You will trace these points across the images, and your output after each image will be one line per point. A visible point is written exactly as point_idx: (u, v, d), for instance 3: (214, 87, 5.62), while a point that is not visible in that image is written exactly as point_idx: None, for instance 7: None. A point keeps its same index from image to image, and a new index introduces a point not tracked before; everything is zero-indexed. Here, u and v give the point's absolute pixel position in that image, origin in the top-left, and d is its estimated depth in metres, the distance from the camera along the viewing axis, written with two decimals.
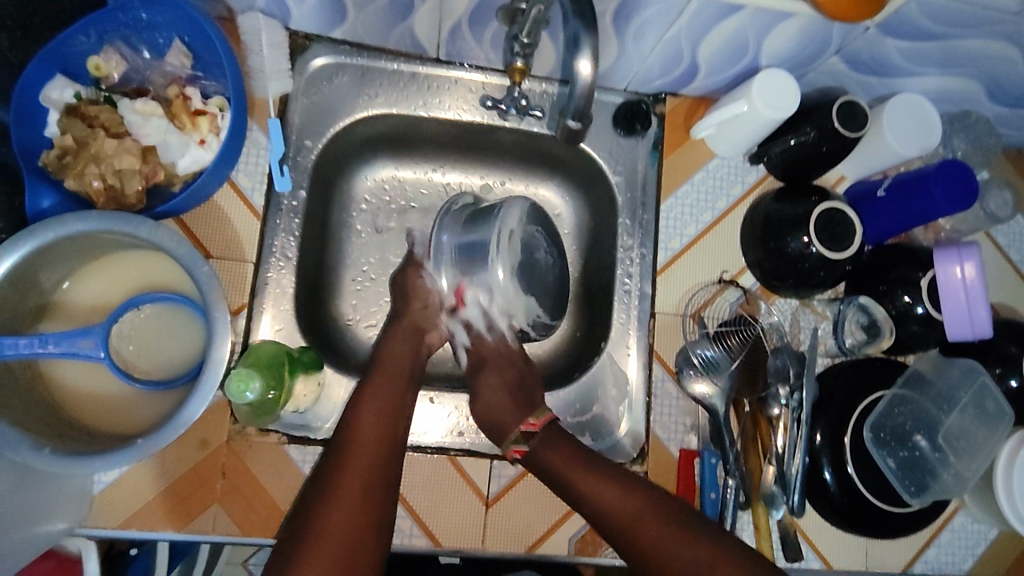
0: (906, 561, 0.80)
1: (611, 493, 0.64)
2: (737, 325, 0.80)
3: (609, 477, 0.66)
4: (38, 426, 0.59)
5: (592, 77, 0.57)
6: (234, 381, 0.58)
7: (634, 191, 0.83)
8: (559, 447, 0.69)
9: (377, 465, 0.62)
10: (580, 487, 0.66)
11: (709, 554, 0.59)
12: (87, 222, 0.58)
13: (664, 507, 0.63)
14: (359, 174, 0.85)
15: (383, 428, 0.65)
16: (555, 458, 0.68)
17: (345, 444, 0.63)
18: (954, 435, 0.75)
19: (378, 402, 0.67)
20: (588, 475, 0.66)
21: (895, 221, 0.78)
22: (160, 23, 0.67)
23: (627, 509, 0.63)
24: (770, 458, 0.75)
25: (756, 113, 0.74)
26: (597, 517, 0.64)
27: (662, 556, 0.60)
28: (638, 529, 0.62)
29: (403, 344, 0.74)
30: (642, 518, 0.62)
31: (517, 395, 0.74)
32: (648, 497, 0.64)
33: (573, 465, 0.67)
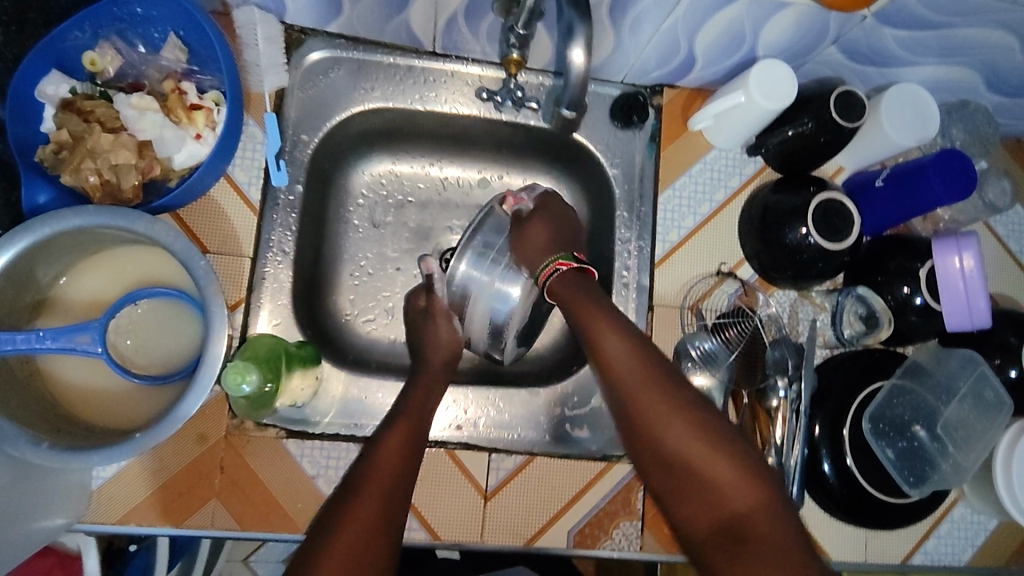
0: (905, 552, 0.80)
1: (617, 347, 0.61)
2: (735, 318, 0.79)
3: (622, 329, 0.62)
4: (37, 421, 0.60)
5: (584, 65, 0.57)
6: (233, 374, 0.58)
7: (632, 183, 0.83)
8: (581, 296, 0.66)
9: (398, 473, 0.60)
10: (593, 331, 0.62)
11: (696, 425, 0.56)
12: (83, 217, 0.58)
13: (663, 369, 0.59)
14: (357, 168, 0.85)
15: (405, 461, 0.61)
16: (574, 300, 0.66)
17: (363, 474, 0.60)
18: (952, 425, 0.75)
19: (402, 435, 0.64)
20: (603, 323, 0.62)
21: (893, 211, 0.78)
22: (155, 17, 0.67)
23: (627, 360, 0.60)
24: (769, 449, 0.73)
25: (754, 104, 0.74)
26: (596, 359, 0.62)
27: (643, 411, 0.58)
28: (629, 382, 0.59)
29: (435, 377, 0.73)
30: (640, 370, 0.59)
31: (559, 242, 0.74)
32: (655, 364, 0.60)
33: (589, 309, 0.64)
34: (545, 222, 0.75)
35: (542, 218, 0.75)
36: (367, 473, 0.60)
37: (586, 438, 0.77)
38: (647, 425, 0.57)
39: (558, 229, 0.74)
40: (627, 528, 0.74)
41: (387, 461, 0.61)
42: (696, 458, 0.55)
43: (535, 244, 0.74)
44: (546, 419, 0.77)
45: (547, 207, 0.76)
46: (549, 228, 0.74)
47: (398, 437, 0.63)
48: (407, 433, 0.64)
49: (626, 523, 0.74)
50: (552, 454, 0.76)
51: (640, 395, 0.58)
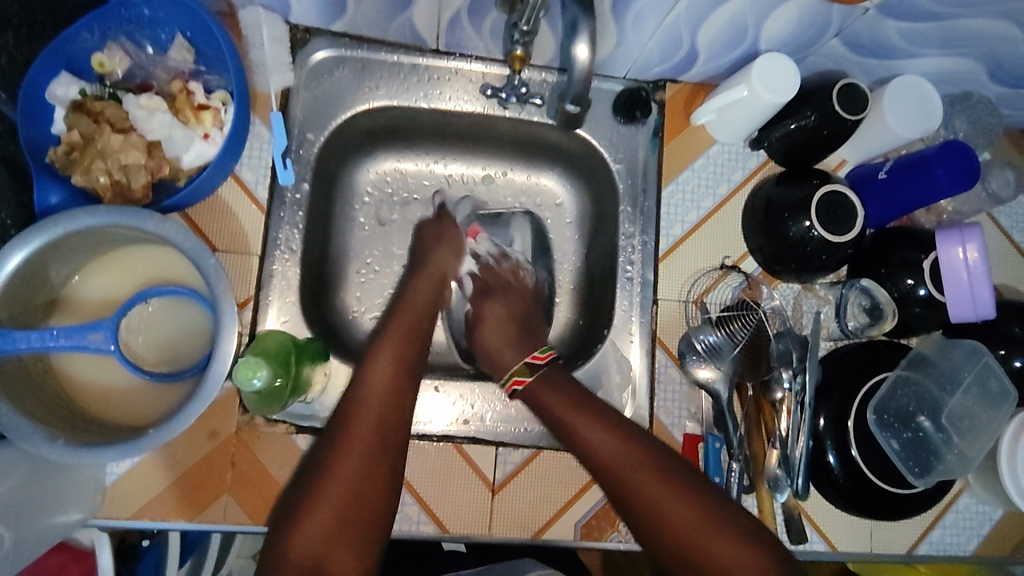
0: (911, 543, 0.81)
1: (599, 438, 0.65)
2: (740, 311, 0.80)
3: (603, 423, 0.66)
4: (52, 418, 0.61)
5: (588, 61, 0.57)
6: (243, 370, 0.59)
7: (636, 177, 0.84)
8: (559, 392, 0.69)
9: (383, 426, 0.62)
10: (579, 429, 0.66)
11: (687, 503, 0.60)
12: (94, 217, 0.59)
13: (657, 459, 0.63)
14: (362, 166, 0.86)
15: (389, 394, 0.64)
16: (549, 396, 0.69)
17: (348, 410, 0.63)
18: (957, 415, 0.75)
19: (386, 368, 0.66)
20: (582, 419, 0.66)
21: (897, 203, 0.78)
22: (162, 18, 0.67)
23: (620, 457, 0.63)
24: (775, 441, 0.76)
25: (757, 97, 0.75)
26: (589, 461, 0.65)
27: (650, 506, 0.60)
28: (626, 474, 0.62)
29: (423, 293, 0.76)
30: (634, 466, 0.62)
31: (515, 331, 0.77)
32: (640, 447, 0.64)
33: (568, 407, 0.67)
34: (494, 313, 0.79)
35: (500, 299, 0.80)
36: (343, 435, 0.62)
37: None
38: (654, 518, 0.60)
39: (511, 312, 0.79)
40: None
41: (373, 395, 0.64)
42: (701, 539, 0.58)
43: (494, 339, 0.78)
44: None
45: (494, 280, 0.82)
46: (506, 307, 0.80)
47: (380, 381, 0.65)
48: (391, 379, 0.66)
49: None
50: (559, 448, 0.76)
51: (638, 488, 0.61)
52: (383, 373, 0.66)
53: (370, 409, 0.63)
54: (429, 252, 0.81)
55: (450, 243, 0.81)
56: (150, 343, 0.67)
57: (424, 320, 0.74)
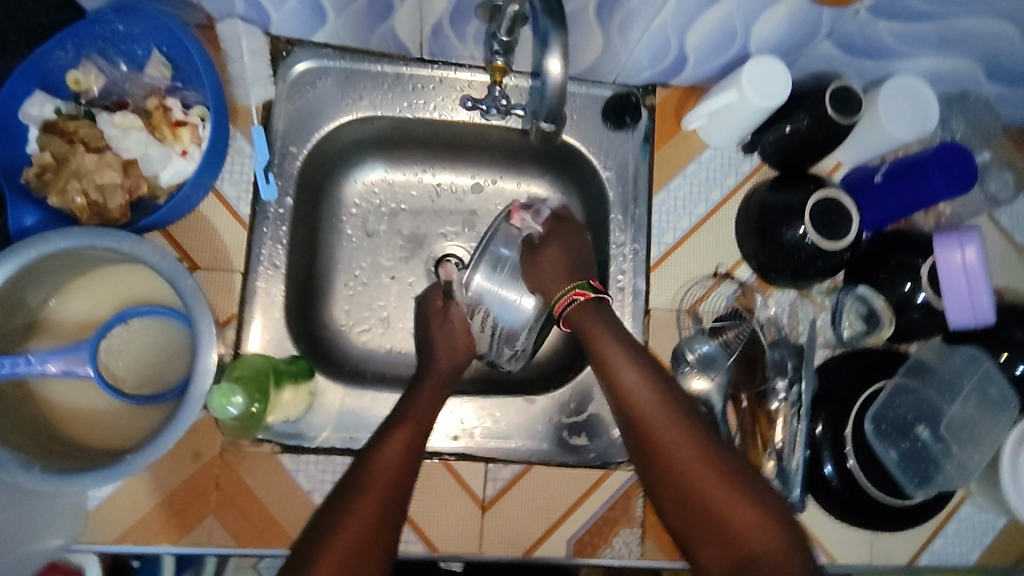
0: (911, 554, 0.79)
1: (636, 382, 0.65)
2: (734, 320, 0.79)
3: (642, 364, 0.66)
4: (29, 444, 0.59)
5: (561, 75, 0.56)
6: (218, 397, 0.58)
7: (626, 185, 0.82)
8: (603, 335, 0.68)
9: (387, 504, 0.59)
10: (612, 365, 0.66)
11: (705, 455, 0.61)
12: (68, 239, 0.58)
13: (685, 413, 0.63)
14: (348, 177, 0.84)
15: (400, 469, 0.61)
16: (591, 331, 0.69)
17: (360, 481, 0.60)
18: (956, 425, 0.74)
19: (402, 440, 0.63)
20: (621, 357, 0.66)
21: (894, 207, 0.76)
22: (137, 34, 0.66)
23: (650, 406, 0.63)
24: (770, 452, 0.73)
25: (747, 102, 0.73)
26: (622, 405, 0.65)
27: (672, 455, 0.61)
28: (653, 422, 0.63)
29: (438, 381, 0.72)
30: (664, 415, 0.63)
31: (575, 261, 0.74)
32: (671, 395, 0.64)
33: (610, 344, 0.67)
34: (559, 243, 0.75)
35: (556, 239, 0.75)
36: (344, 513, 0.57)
37: (586, 445, 0.77)
38: (674, 466, 0.61)
39: (572, 249, 0.75)
40: (628, 536, 0.73)
41: (386, 467, 0.61)
42: (712, 495, 0.59)
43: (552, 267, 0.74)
44: (545, 427, 0.77)
45: (566, 214, 0.78)
46: (564, 249, 0.74)
47: (391, 460, 0.62)
48: (403, 457, 0.62)
49: (627, 531, 0.73)
50: (551, 463, 0.76)
51: (663, 437, 0.62)
52: (400, 443, 0.63)
53: (379, 482, 0.60)
54: (438, 321, 0.77)
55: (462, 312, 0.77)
56: (130, 365, 0.66)
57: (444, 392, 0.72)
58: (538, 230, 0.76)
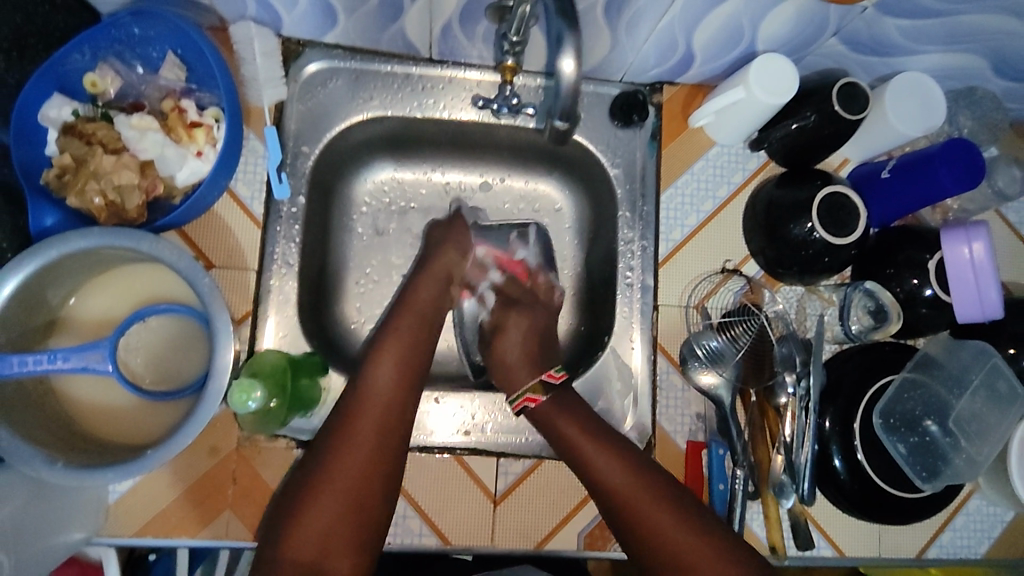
0: (920, 547, 0.79)
1: (615, 472, 0.67)
2: (742, 315, 0.79)
3: (618, 453, 0.68)
4: (51, 440, 0.61)
5: (575, 75, 0.56)
6: (238, 392, 0.59)
7: (634, 183, 0.83)
8: (572, 419, 0.70)
9: (382, 427, 0.65)
10: (587, 457, 0.68)
11: (692, 533, 0.63)
12: (88, 239, 0.60)
13: (659, 484, 0.66)
14: (358, 176, 0.85)
15: (389, 407, 0.66)
16: (560, 424, 0.70)
17: (351, 417, 0.65)
18: (965, 419, 0.74)
19: (388, 380, 0.68)
20: (595, 451, 0.68)
21: (901, 202, 0.77)
22: (152, 36, 0.68)
23: (624, 484, 0.66)
24: (778, 447, 0.75)
25: (755, 99, 0.74)
26: (594, 483, 0.67)
27: (647, 523, 0.64)
28: (628, 498, 0.65)
29: (427, 292, 0.76)
30: (639, 489, 0.65)
31: (532, 349, 0.77)
32: (651, 476, 0.66)
33: (582, 437, 0.69)
34: (512, 329, 0.79)
35: (512, 325, 0.79)
36: (343, 432, 0.64)
37: None
38: (649, 531, 0.64)
39: (528, 331, 0.79)
40: None
41: (374, 403, 0.66)
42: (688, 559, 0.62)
43: (510, 352, 0.78)
44: None
45: (518, 291, 0.82)
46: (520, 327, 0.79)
47: (386, 374, 0.68)
48: (395, 375, 0.68)
49: None
50: (561, 457, 0.76)
51: (639, 509, 0.65)
52: (387, 381, 0.67)
53: (370, 419, 0.65)
54: (433, 252, 0.80)
55: (456, 243, 0.80)
56: (148, 362, 0.67)
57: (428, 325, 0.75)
58: (489, 317, 0.81)
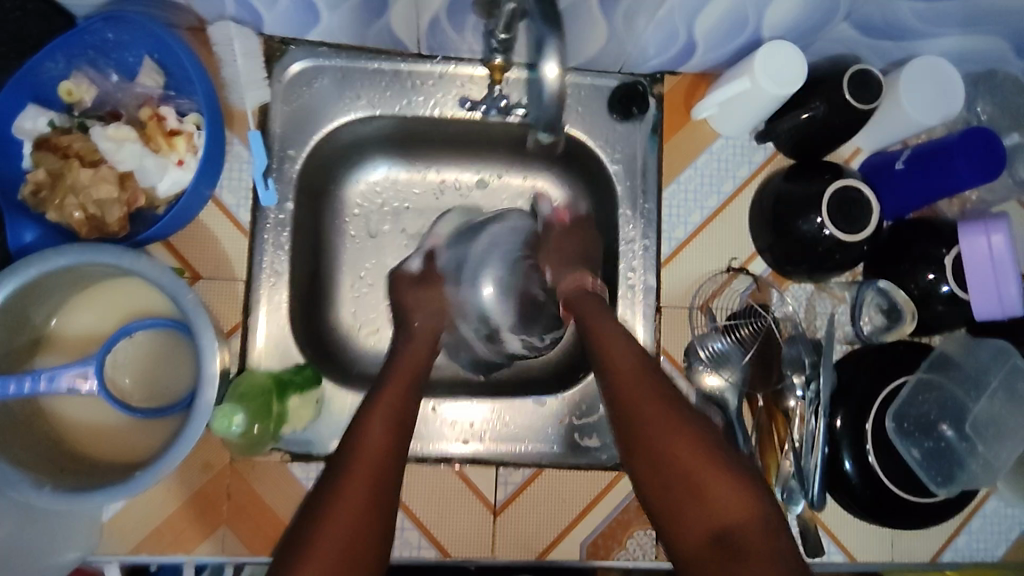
0: (933, 551, 0.77)
1: (620, 344, 0.63)
2: (748, 316, 0.76)
3: (626, 335, 0.64)
4: (40, 463, 0.60)
5: (559, 80, 0.52)
6: (220, 417, 0.60)
7: (635, 178, 0.79)
8: (600, 314, 0.66)
9: (388, 455, 0.59)
10: (599, 334, 0.64)
11: (687, 428, 0.58)
12: (65, 256, 0.58)
13: (654, 373, 0.61)
14: (350, 177, 0.82)
15: (358, 526, 0.54)
16: (582, 306, 0.68)
17: (354, 443, 0.59)
18: (981, 422, 0.71)
19: (363, 494, 0.55)
20: (607, 327, 0.64)
21: (915, 195, 0.73)
22: (127, 41, 0.65)
23: (626, 368, 0.61)
24: (787, 453, 0.73)
25: (760, 89, 0.70)
26: (600, 362, 0.63)
27: (636, 403, 0.59)
28: (628, 387, 0.60)
29: (421, 345, 0.70)
30: (635, 374, 0.61)
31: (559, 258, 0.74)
32: (649, 363, 0.62)
33: (599, 317, 0.66)
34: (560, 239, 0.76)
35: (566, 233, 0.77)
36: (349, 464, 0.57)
37: (597, 446, 0.75)
38: (637, 415, 0.59)
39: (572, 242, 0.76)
40: (642, 537, 0.73)
41: (339, 526, 0.53)
42: (672, 446, 0.57)
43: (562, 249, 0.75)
44: (555, 430, 0.75)
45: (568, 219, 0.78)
46: (578, 240, 0.76)
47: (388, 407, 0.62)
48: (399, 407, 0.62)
49: (641, 532, 0.72)
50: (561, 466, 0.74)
51: (638, 399, 0.59)
52: (363, 492, 0.56)
53: (331, 540, 0.52)
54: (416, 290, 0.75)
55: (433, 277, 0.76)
56: (135, 379, 0.66)
57: (407, 410, 0.63)
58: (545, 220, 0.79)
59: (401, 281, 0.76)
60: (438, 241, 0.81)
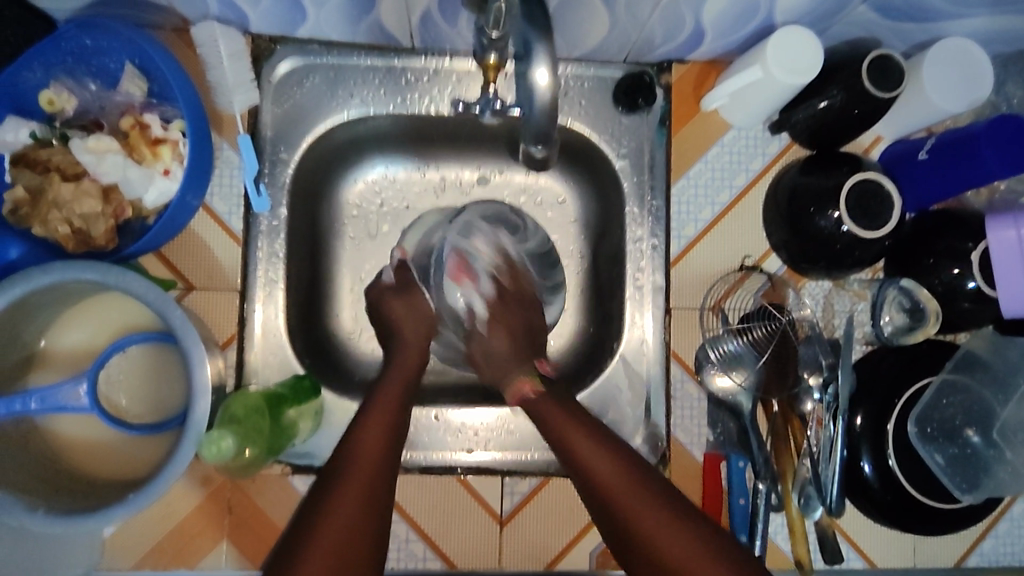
0: (958, 556, 0.74)
1: (595, 455, 0.55)
2: (762, 318, 0.73)
3: (604, 441, 0.56)
4: (35, 485, 0.59)
5: (549, 87, 0.49)
6: (207, 444, 0.55)
7: (642, 174, 0.76)
8: (578, 432, 0.57)
9: (382, 463, 0.57)
10: (575, 452, 0.56)
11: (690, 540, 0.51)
12: (51, 275, 0.56)
13: (670, 495, 0.53)
14: (346, 177, 0.78)
15: (347, 545, 0.51)
16: (556, 421, 0.59)
17: (347, 451, 0.57)
18: (1011, 428, 0.67)
19: (353, 508, 0.53)
20: (585, 440, 0.56)
21: (941, 186, 0.69)
22: (106, 47, 0.63)
23: (615, 476, 0.54)
24: (804, 460, 0.69)
25: (773, 78, 0.66)
26: (581, 479, 0.55)
27: (659, 544, 0.51)
28: (613, 493, 0.54)
29: (414, 347, 0.67)
30: (637, 496, 0.53)
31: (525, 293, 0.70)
32: (632, 468, 0.54)
33: (568, 425, 0.57)
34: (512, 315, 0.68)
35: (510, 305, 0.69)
36: (341, 470, 0.55)
37: None
38: (661, 557, 0.51)
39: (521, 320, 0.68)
40: None
41: (327, 541, 0.51)
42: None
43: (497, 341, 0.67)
44: None
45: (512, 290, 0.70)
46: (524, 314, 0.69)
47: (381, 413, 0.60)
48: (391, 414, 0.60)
49: None
50: (569, 475, 0.72)
51: (623, 501, 0.53)
52: (350, 509, 0.53)
53: (326, 549, 0.51)
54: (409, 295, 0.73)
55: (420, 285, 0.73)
56: (129, 394, 0.64)
57: (398, 418, 0.60)
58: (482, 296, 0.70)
59: (382, 289, 0.72)
60: (407, 252, 0.75)
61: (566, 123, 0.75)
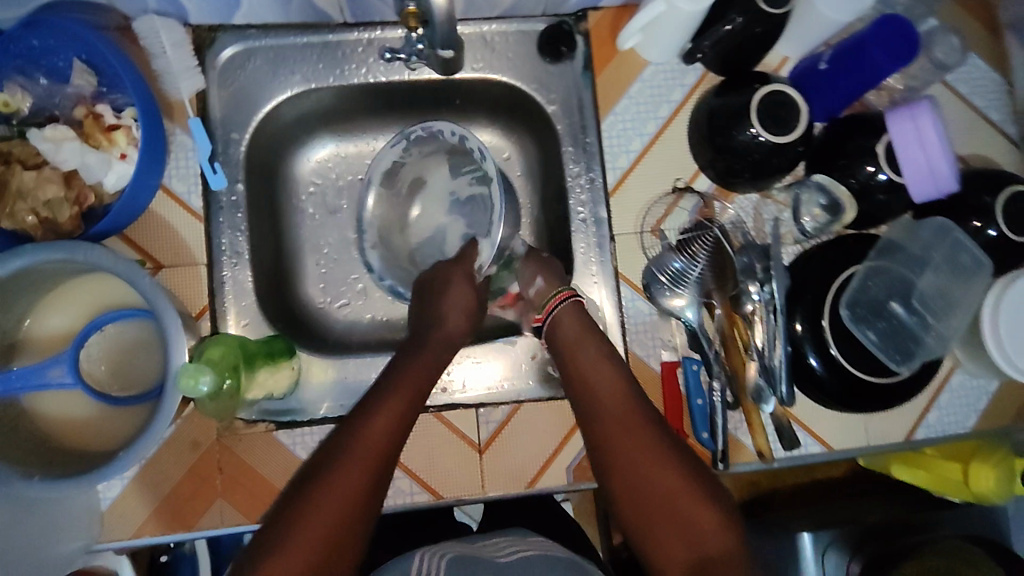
0: (908, 430, 0.80)
1: (598, 373, 0.69)
2: (697, 231, 0.78)
3: (608, 368, 0.69)
4: (30, 458, 0.62)
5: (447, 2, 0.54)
6: (186, 376, 0.59)
7: (573, 116, 0.81)
8: (584, 344, 0.71)
9: (394, 440, 0.61)
10: (583, 372, 0.70)
11: (666, 460, 0.62)
12: (23, 257, 0.60)
13: (656, 426, 0.65)
14: (298, 156, 0.84)
15: (341, 523, 0.55)
16: (568, 339, 0.72)
17: (360, 421, 0.61)
18: (929, 296, 0.74)
19: (361, 475, 0.57)
20: (593, 356, 0.70)
21: (840, 92, 0.75)
22: (55, 46, 0.67)
23: (617, 406, 0.66)
24: (752, 354, 0.74)
25: (677, 10, 0.71)
26: (586, 396, 0.69)
27: (644, 464, 0.62)
28: (611, 417, 0.66)
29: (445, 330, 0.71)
30: (625, 413, 0.66)
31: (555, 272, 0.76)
32: (630, 398, 0.67)
33: (580, 347, 0.71)
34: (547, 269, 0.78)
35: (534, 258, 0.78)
36: (352, 440, 0.59)
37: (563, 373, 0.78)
38: (649, 486, 0.61)
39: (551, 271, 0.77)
40: None
41: (323, 517, 0.55)
42: (669, 491, 0.61)
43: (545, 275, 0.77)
44: (529, 366, 0.78)
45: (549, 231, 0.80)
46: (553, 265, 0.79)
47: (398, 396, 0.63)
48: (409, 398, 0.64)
49: None
50: (540, 399, 0.77)
51: (620, 426, 0.65)
52: (355, 482, 0.57)
53: (327, 506, 0.55)
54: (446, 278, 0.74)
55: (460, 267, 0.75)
56: (110, 368, 0.68)
57: (415, 402, 0.64)
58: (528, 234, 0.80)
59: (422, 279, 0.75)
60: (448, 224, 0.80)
61: (497, 78, 0.81)
